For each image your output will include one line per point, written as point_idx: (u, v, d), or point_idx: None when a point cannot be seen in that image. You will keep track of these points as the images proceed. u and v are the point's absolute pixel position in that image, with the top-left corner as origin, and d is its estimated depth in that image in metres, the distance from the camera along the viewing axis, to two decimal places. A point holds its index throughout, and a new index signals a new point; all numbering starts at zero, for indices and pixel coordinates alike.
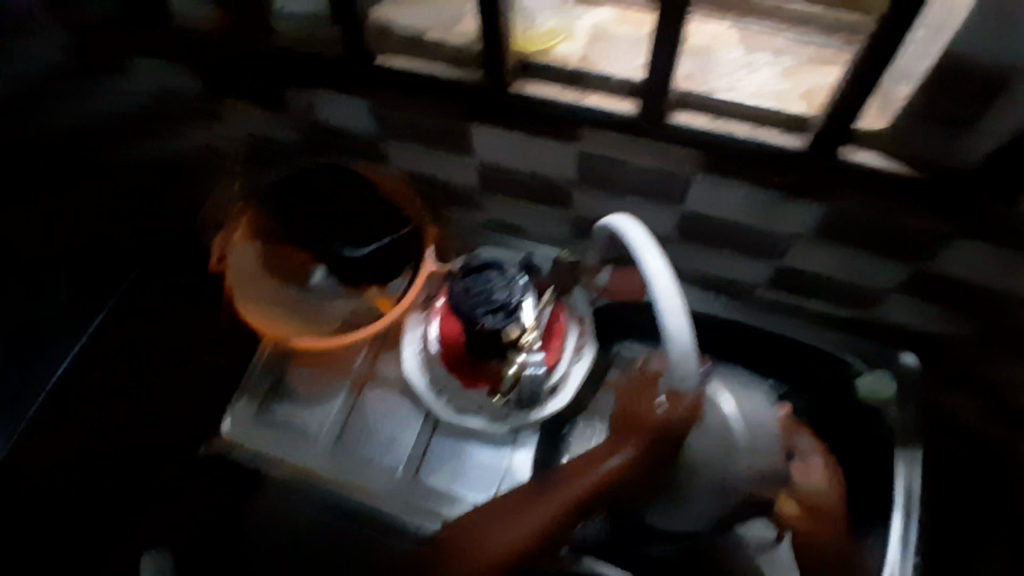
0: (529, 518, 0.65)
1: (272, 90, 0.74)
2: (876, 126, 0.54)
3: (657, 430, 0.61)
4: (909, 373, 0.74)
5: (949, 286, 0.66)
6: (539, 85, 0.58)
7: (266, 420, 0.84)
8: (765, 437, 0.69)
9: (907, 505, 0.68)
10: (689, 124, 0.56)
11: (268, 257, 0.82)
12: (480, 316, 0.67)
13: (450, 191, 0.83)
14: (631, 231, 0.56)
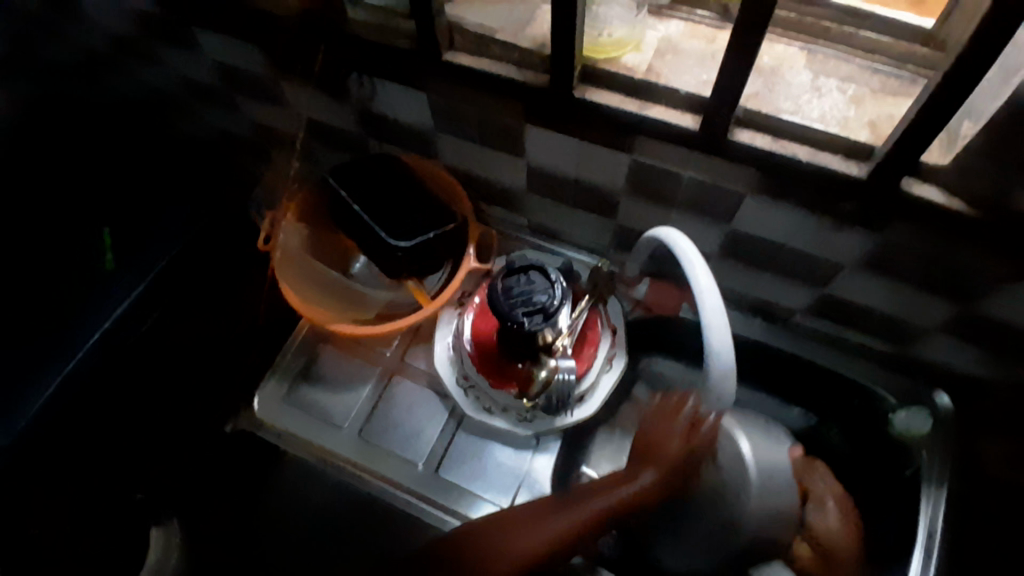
0: (551, 529, 0.68)
1: (336, 77, 0.75)
2: (940, 162, 0.53)
3: (680, 458, 0.65)
4: (945, 412, 0.72)
5: (998, 332, 0.65)
6: (603, 93, 0.59)
7: (297, 401, 0.87)
8: (776, 481, 0.67)
9: (926, 544, 0.66)
10: (751, 142, 0.55)
11: (316, 240, 0.85)
12: (517, 317, 0.66)
13: (497, 191, 0.84)
14: (684, 246, 0.56)
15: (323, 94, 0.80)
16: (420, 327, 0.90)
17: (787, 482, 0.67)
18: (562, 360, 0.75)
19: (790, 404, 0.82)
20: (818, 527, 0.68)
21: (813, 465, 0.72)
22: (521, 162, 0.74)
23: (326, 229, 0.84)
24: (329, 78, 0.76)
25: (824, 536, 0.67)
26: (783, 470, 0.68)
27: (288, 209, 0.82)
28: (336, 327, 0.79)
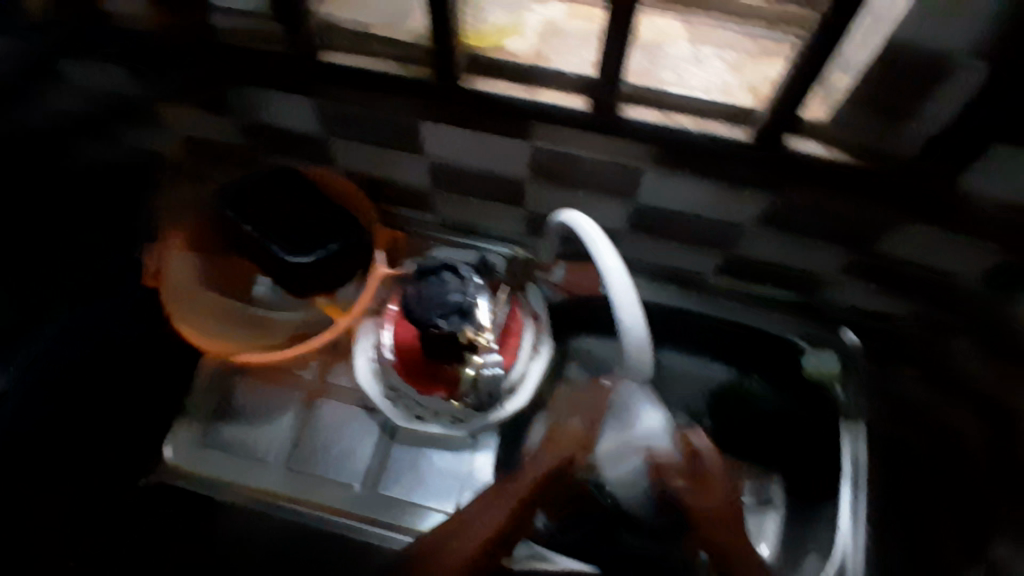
0: (483, 521, 0.67)
1: (212, 91, 0.70)
2: (818, 117, 0.56)
3: (575, 444, 0.66)
4: (852, 349, 0.79)
5: (891, 268, 0.70)
6: (490, 80, 0.57)
7: (215, 443, 0.82)
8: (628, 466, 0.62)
9: (855, 477, 0.74)
10: (640, 117, 0.56)
11: (209, 267, 0.79)
12: (433, 321, 0.65)
13: (401, 193, 0.81)
14: (585, 226, 0.56)
15: (203, 110, 0.75)
16: (337, 343, 0.86)
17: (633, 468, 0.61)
18: (489, 360, 0.73)
19: (712, 361, 0.85)
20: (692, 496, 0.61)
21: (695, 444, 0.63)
22: (421, 159, 0.71)
23: (222, 257, 0.79)
24: (205, 92, 0.71)
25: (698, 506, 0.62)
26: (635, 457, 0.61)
27: (172, 237, 0.77)
28: (245, 357, 0.74)
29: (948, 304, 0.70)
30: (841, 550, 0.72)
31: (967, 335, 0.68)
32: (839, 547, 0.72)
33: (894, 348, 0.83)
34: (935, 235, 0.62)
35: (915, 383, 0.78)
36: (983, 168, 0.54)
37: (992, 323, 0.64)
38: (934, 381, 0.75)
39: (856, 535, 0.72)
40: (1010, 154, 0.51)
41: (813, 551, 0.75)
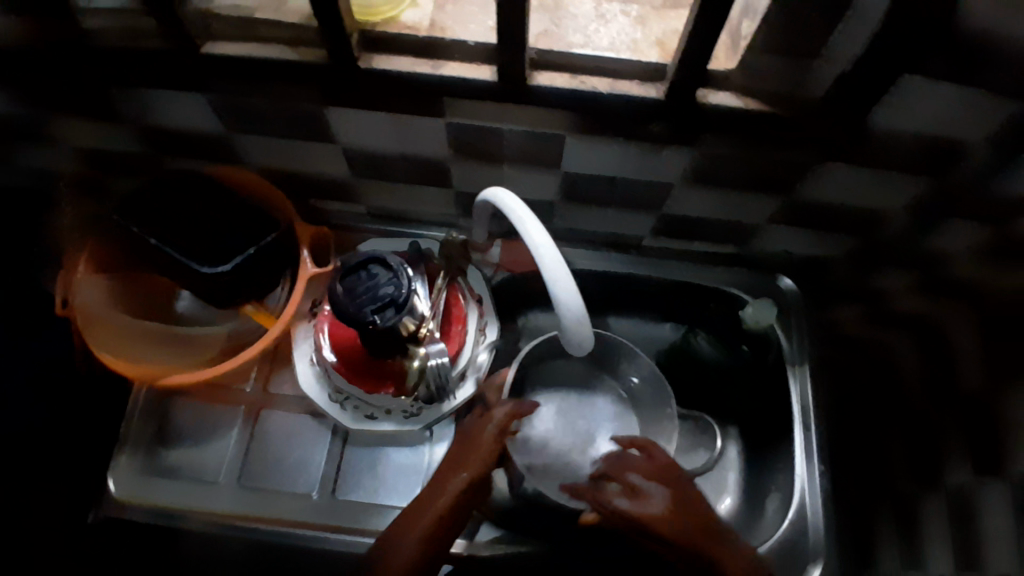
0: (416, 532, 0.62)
1: (97, 98, 0.65)
2: (726, 67, 0.54)
3: (493, 441, 0.69)
4: (789, 294, 0.82)
5: (821, 210, 0.71)
6: (390, 59, 0.54)
7: (161, 470, 0.78)
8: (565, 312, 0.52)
9: (804, 420, 0.77)
10: (551, 84, 0.54)
11: (121, 288, 0.75)
12: (369, 317, 0.61)
13: (321, 185, 0.77)
14: (511, 204, 0.54)
15: (91, 119, 0.69)
16: (277, 351, 0.82)
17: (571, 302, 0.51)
18: (436, 358, 0.70)
19: (661, 322, 0.86)
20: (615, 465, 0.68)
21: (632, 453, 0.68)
22: (335, 148, 0.68)
23: (141, 276, 0.76)
24: (90, 101, 0.66)
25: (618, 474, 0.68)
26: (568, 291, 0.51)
27: (79, 261, 0.71)
28: (177, 380, 0.69)
29: (877, 240, 0.74)
30: (799, 489, 0.75)
31: (902, 266, 0.72)
32: (798, 486, 0.74)
33: (832, 284, 0.85)
34: (856, 172, 0.63)
35: (854, 318, 0.81)
36: (894, 102, 0.54)
37: (928, 254, 0.67)
38: (872, 314, 0.77)
39: (811, 472, 0.75)
40: (919, 85, 0.52)
41: (774, 495, 0.77)
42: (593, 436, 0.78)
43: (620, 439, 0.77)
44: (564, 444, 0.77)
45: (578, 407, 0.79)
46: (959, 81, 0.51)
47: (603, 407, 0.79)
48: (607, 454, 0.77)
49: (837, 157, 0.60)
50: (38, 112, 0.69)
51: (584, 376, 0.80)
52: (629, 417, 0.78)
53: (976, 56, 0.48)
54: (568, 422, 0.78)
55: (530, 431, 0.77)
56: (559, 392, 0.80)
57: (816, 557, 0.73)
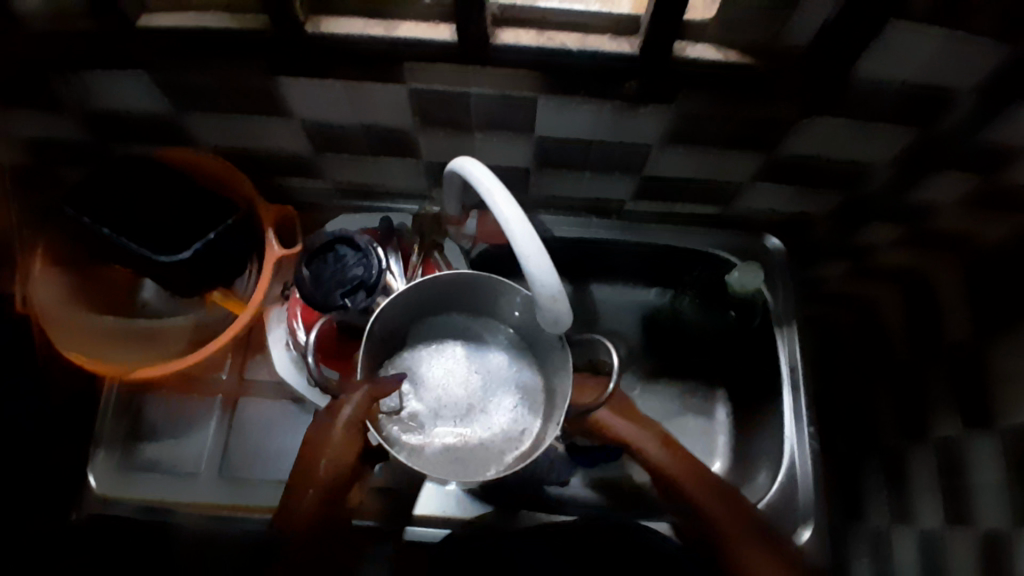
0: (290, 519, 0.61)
1: (30, 83, 0.60)
2: (702, 19, 0.51)
3: (340, 431, 0.59)
4: (775, 254, 0.80)
5: (805, 166, 0.68)
6: (341, 21, 0.50)
7: (140, 466, 0.75)
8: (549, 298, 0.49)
9: (792, 380, 0.75)
10: (516, 42, 0.50)
11: (78, 284, 0.71)
12: (339, 301, 0.58)
13: (282, 163, 0.73)
14: (478, 174, 0.51)
15: (25, 107, 0.65)
16: (249, 336, 0.79)
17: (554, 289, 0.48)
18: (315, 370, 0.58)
19: (648, 287, 0.84)
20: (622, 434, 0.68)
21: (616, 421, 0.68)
22: (291, 122, 0.64)
23: (98, 270, 0.72)
24: (21, 87, 0.61)
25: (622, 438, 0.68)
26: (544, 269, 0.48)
27: (35, 258, 0.67)
28: (150, 373, 0.66)
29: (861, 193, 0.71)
30: (789, 450, 0.73)
31: (886, 218, 0.69)
32: (787, 447, 0.73)
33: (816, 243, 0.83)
34: (840, 127, 0.60)
35: (842, 271, 0.81)
36: (880, 50, 0.51)
37: (915, 204, 0.65)
38: (857, 268, 0.77)
39: (799, 434, 0.73)
40: (907, 31, 0.48)
41: (764, 460, 0.75)
42: (490, 389, 0.65)
43: (522, 387, 0.66)
44: (459, 407, 0.64)
45: (468, 362, 0.66)
46: (946, 24, 0.47)
47: (495, 358, 0.67)
48: (512, 409, 0.64)
49: (821, 111, 0.57)
50: None
51: (462, 325, 0.68)
52: (527, 360, 0.66)
53: None
54: (460, 383, 0.66)
55: (412, 402, 0.64)
56: (439, 348, 0.67)
57: (806, 517, 0.71)
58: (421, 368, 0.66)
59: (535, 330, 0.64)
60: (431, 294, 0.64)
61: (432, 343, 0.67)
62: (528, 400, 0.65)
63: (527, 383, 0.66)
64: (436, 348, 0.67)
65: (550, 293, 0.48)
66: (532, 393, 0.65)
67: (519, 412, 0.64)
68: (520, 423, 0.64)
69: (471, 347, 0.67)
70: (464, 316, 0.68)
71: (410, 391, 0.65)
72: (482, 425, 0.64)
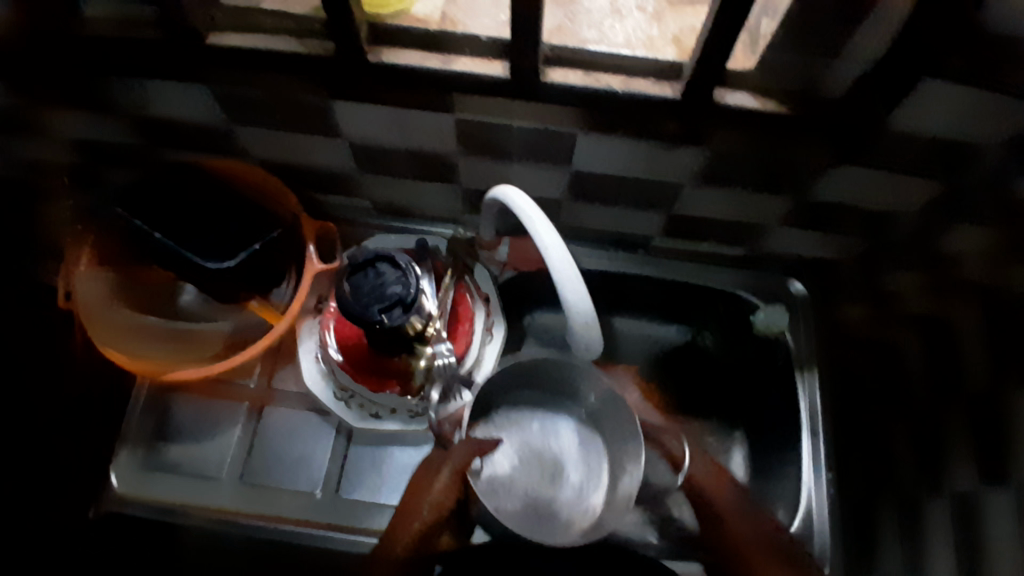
0: (389, 555, 0.66)
1: (98, 89, 0.64)
2: (745, 67, 0.54)
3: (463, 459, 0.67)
4: (799, 298, 0.81)
5: (831, 211, 0.69)
6: (400, 52, 0.54)
7: (162, 466, 0.77)
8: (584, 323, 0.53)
9: (812, 424, 0.76)
10: (564, 81, 0.53)
11: (124, 281, 0.75)
12: (376, 316, 0.60)
13: (327, 180, 0.76)
14: (519, 202, 0.53)
15: (88, 110, 0.68)
16: (280, 345, 0.81)
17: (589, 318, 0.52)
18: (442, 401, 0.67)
19: (668, 322, 0.83)
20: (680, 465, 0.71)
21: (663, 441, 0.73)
22: (340, 142, 0.67)
23: (139, 271, 0.75)
24: (89, 91, 0.65)
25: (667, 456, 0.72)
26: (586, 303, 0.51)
27: (83, 253, 0.72)
28: (179, 373, 0.69)
29: (888, 243, 0.72)
30: (806, 495, 0.74)
31: (913, 268, 0.69)
32: (804, 491, 0.74)
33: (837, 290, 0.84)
34: (870, 176, 0.61)
35: (858, 315, 0.79)
36: (915, 105, 0.53)
37: (938, 254, 0.65)
38: (882, 313, 0.74)
39: (817, 479, 0.75)
40: (940, 90, 0.51)
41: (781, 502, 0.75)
42: (561, 463, 0.70)
43: (590, 464, 0.70)
44: (531, 479, 0.69)
45: (542, 438, 0.71)
46: (977, 85, 0.49)
47: (567, 435, 0.71)
48: (579, 484, 0.69)
49: (851, 159, 0.59)
50: (35, 103, 0.68)
51: (536, 403, 0.72)
52: (595, 440, 0.71)
53: (994, 57, 0.47)
54: (534, 456, 0.71)
55: (491, 470, 0.69)
56: (514, 422, 0.72)
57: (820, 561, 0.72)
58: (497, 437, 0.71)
59: (611, 417, 0.68)
60: (517, 373, 0.69)
61: (511, 416, 0.72)
62: (592, 478, 0.69)
63: (595, 460, 0.69)
64: (512, 420, 0.72)
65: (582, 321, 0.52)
66: (599, 470, 0.69)
67: (586, 488, 0.69)
68: (584, 498, 0.68)
69: (543, 422, 0.72)
70: (544, 394, 0.72)
71: (490, 458, 0.70)
72: (552, 496, 0.69)
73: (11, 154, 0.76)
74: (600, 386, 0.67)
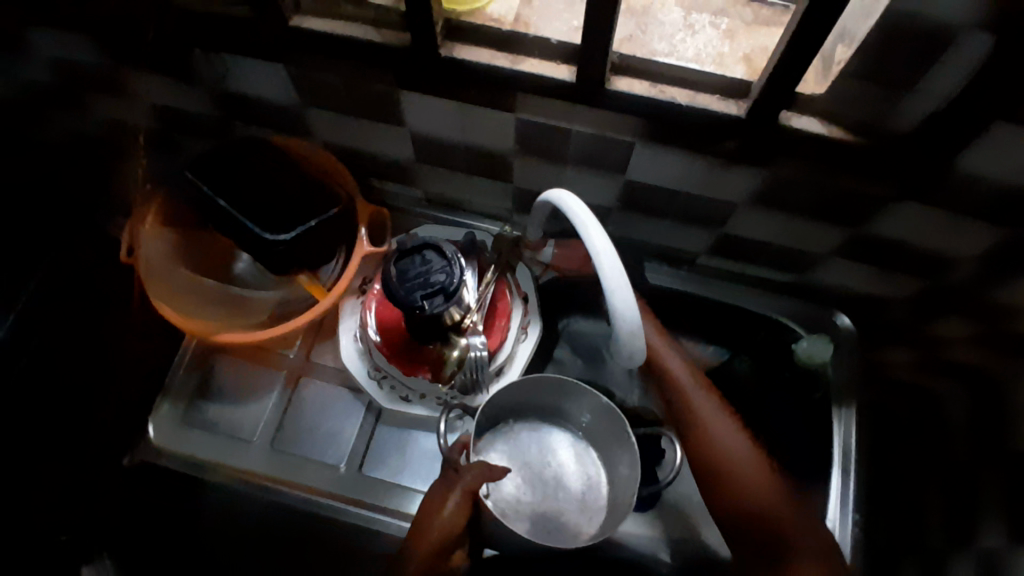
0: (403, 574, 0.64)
1: (182, 60, 0.67)
2: (815, 91, 0.53)
3: (471, 485, 0.65)
4: (843, 332, 0.80)
5: (885, 247, 0.68)
6: (471, 49, 0.55)
7: (198, 424, 0.80)
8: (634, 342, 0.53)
9: (844, 462, 0.74)
10: (630, 90, 0.53)
11: (183, 244, 0.77)
12: (417, 302, 0.61)
13: (384, 166, 0.78)
14: (573, 206, 0.53)
15: (170, 78, 0.72)
16: (322, 321, 0.84)
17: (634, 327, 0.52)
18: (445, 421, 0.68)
19: (705, 342, 0.80)
20: (726, 454, 0.67)
21: (704, 427, 0.68)
22: (402, 131, 0.69)
23: (202, 235, 0.78)
24: (171, 60, 0.68)
25: (712, 449, 0.67)
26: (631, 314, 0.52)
27: (148, 213, 0.75)
28: (228, 336, 0.72)
29: (942, 287, 0.69)
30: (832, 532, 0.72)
31: (963, 316, 0.67)
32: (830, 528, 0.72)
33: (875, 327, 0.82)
34: (930, 214, 0.60)
35: (904, 361, 0.76)
36: (983, 148, 0.51)
37: (987, 307, 0.64)
38: (926, 361, 0.72)
39: (844, 519, 0.73)
40: (1012, 134, 0.49)
41: None
42: (562, 477, 0.71)
43: (591, 480, 0.70)
44: (536, 493, 0.69)
45: (540, 457, 0.71)
46: None
47: (563, 453, 0.72)
48: (584, 495, 0.70)
49: (916, 196, 0.57)
50: (120, 63, 0.71)
51: (530, 427, 0.73)
52: (593, 460, 0.71)
53: None
54: (535, 475, 0.70)
55: (500, 493, 0.69)
56: (509, 445, 0.72)
57: None
58: (498, 457, 0.71)
59: (602, 425, 0.70)
60: (520, 389, 0.69)
61: (507, 441, 0.72)
62: (595, 489, 0.70)
63: (593, 469, 0.71)
64: (511, 443, 0.72)
65: (623, 330, 0.52)
66: (597, 479, 0.70)
67: (589, 498, 0.69)
68: (592, 506, 0.69)
69: (541, 443, 0.72)
70: (537, 416, 0.73)
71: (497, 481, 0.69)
72: (558, 506, 0.69)
73: (94, 114, 0.80)
74: (587, 402, 0.69)
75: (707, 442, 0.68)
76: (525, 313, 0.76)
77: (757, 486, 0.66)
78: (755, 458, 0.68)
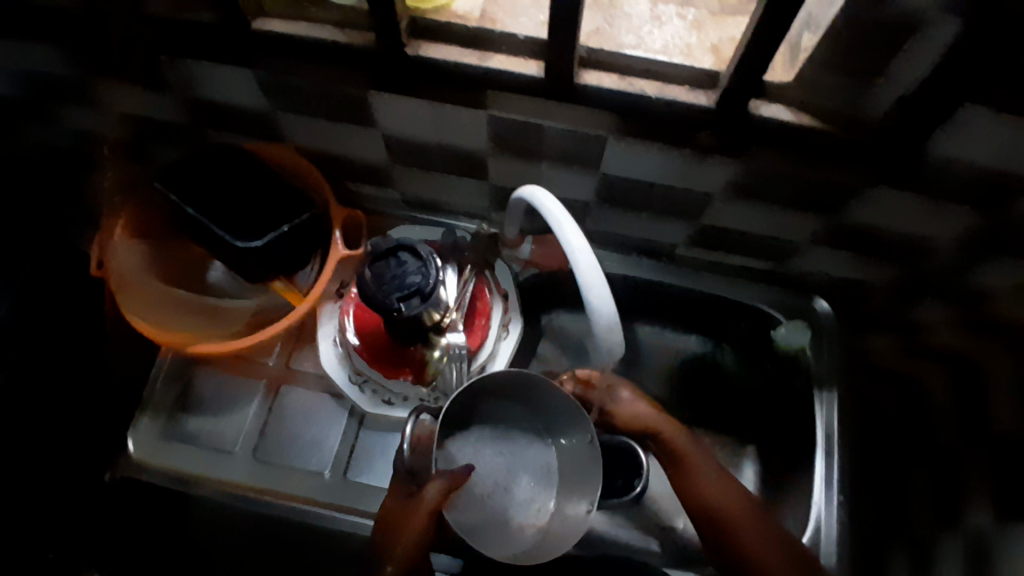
0: None
1: (145, 67, 0.66)
2: (783, 80, 0.53)
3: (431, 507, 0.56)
4: (823, 318, 0.80)
5: (862, 233, 0.68)
6: (439, 47, 0.54)
7: (179, 436, 0.79)
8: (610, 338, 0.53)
9: (827, 445, 0.74)
10: (599, 84, 0.53)
11: (154, 252, 0.76)
12: (394, 305, 0.60)
13: (360, 169, 0.77)
14: (547, 203, 0.53)
15: (135, 86, 0.70)
16: (302, 327, 0.83)
17: (611, 323, 0.52)
18: (413, 423, 0.60)
19: (687, 332, 0.83)
20: (705, 488, 0.63)
21: (681, 457, 0.65)
22: (374, 132, 0.68)
23: (173, 242, 0.77)
24: (134, 67, 0.66)
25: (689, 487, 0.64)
26: (607, 306, 0.51)
27: (118, 223, 0.73)
28: (201, 347, 0.70)
29: (921, 270, 0.70)
30: (815, 515, 0.72)
31: (941, 298, 0.68)
32: (815, 512, 0.72)
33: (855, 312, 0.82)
34: (906, 199, 0.60)
35: (885, 344, 0.77)
36: (954, 132, 0.52)
37: (969, 290, 0.64)
38: (905, 343, 0.74)
39: (828, 501, 0.72)
40: (982, 117, 0.50)
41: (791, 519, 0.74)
42: (517, 478, 0.62)
43: (540, 492, 0.61)
44: (479, 489, 0.62)
45: (496, 458, 0.63)
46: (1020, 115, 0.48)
47: (522, 453, 0.63)
48: (538, 497, 0.61)
49: (891, 182, 0.58)
50: (83, 72, 0.69)
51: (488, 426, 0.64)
52: (551, 476, 0.62)
53: None
54: (488, 477, 0.62)
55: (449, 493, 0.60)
56: (464, 445, 0.63)
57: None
58: (453, 450, 0.62)
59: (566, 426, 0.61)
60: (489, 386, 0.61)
61: (463, 440, 0.63)
62: (551, 490, 0.62)
63: (549, 470, 0.63)
64: (473, 441, 0.63)
65: (599, 327, 0.52)
66: (553, 481, 0.62)
67: (531, 510, 0.61)
68: (545, 508, 0.61)
69: (504, 445, 0.63)
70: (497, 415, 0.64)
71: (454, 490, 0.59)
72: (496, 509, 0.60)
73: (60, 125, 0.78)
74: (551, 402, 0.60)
75: (689, 478, 0.64)
76: (508, 310, 0.76)
77: (737, 519, 0.62)
78: (731, 484, 0.64)
